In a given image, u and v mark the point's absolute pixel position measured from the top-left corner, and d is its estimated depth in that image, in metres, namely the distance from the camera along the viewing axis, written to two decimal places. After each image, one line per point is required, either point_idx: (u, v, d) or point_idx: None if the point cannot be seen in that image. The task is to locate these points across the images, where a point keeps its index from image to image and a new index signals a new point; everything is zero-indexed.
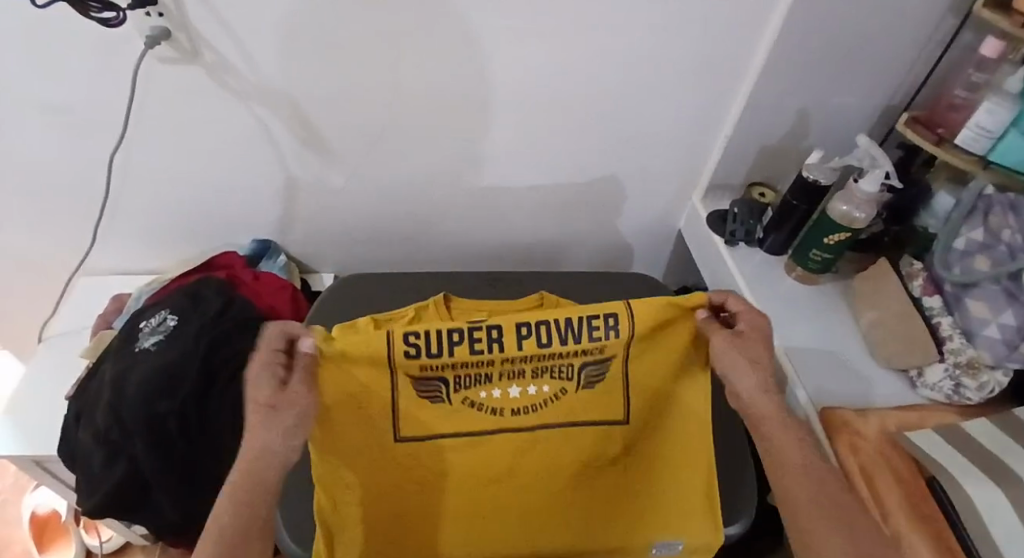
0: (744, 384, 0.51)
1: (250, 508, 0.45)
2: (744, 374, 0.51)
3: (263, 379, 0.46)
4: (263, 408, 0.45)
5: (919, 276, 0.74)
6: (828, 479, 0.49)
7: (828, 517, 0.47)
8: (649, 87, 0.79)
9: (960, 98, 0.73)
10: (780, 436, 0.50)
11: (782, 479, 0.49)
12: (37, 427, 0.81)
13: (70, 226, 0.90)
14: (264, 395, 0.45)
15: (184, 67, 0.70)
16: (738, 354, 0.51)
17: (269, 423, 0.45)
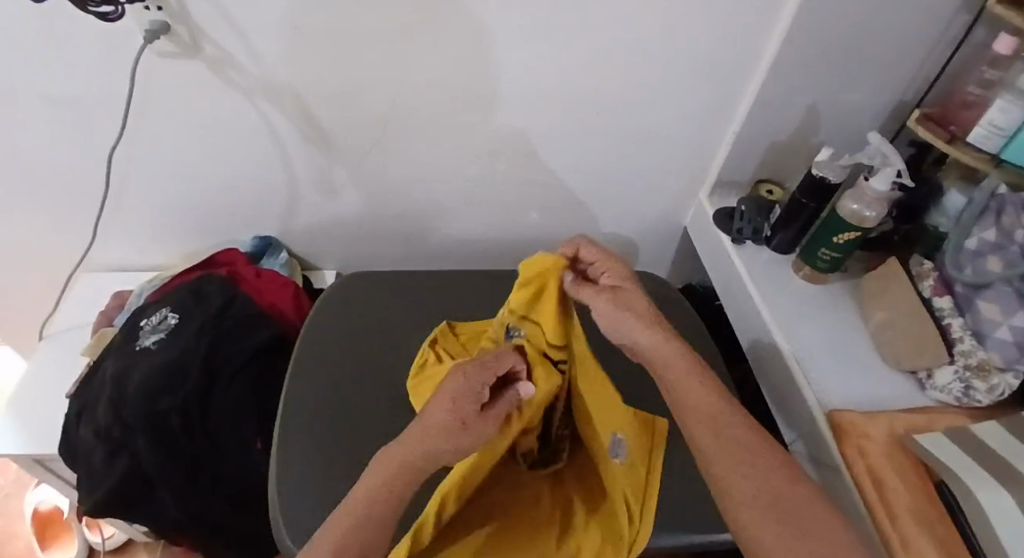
0: (640, 339, 0.55)
1: (377, 507, 0.46)
2: (634, 329, 0.55)
3: (469, 395, 0.46)
4: (455, 422, 0.45)
5: (930, 276, 0.73)
6: (722, 415, 0.51)
7: (744, 450, 0.49)
8: (656, 82, 0.77)
9: (973, 95, 0.72)
10: (682, 381, 0.53)
11: (693, 419, 0.52)
12: (39, 425, 0.81)
13: (70, 222, 0.89)
14: (465, 411, 0.46)
15: (185, 61, 0.69)
16: (626, 308, 0.57)
17: (452, 439, 0.45)
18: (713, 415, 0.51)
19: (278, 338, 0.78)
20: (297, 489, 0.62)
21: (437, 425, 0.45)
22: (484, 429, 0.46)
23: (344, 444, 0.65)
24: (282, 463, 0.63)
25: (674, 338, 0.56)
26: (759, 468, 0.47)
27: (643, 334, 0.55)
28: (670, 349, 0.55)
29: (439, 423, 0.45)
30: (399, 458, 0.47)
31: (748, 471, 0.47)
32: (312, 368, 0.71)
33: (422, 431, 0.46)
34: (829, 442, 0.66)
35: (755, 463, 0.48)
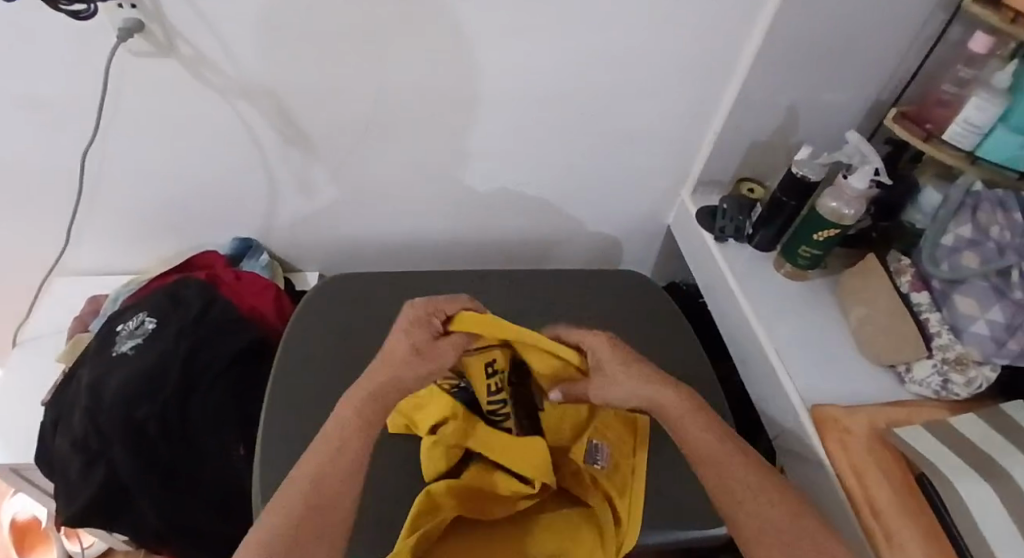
0: (634, 394, 0.55)
1: (348, 446, 0.48)
2: (630, 384, 0.55)
3: (422, 326, 0.55)
4: (412, 349, 0.54)
5: (907, 272, 0.73)
6: (725, 455, 0.51)
7: (748, 488, 0.49)
8: (638, 81, 0.78)
9: (948, 94, 0.74)
10: (687, 425, 0.53)
11: (697, 462, 0.52)
12: (11, 434, 0.79)
13: (44, 226, 0.87)
14: (418, 339, 0.54)
15: (160, 60, 0.67)
16: (615, 376, 0.56)
17: (415, 362, 0.53)
18: (715, 460, 0.51)
19: (260, 342, 0.77)
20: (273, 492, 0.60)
21: (398, 354, 0.54)
22: (438, 354, 0.54)
23: None
24: (263, 466, 0.62)
25: (672, 384, 0.56)
26: (767, 505, 0.48)
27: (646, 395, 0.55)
28: (668, 396, 0.55)
29: (400, 352, 0.54)
30: (368, 387, 0.52)
31: (754, 510, 0.48)
32: (292, 370, 0.71)
33: (385, 359, 0.54)
34: (811, 438, 0.66)
35: (764, 501, 0.48)
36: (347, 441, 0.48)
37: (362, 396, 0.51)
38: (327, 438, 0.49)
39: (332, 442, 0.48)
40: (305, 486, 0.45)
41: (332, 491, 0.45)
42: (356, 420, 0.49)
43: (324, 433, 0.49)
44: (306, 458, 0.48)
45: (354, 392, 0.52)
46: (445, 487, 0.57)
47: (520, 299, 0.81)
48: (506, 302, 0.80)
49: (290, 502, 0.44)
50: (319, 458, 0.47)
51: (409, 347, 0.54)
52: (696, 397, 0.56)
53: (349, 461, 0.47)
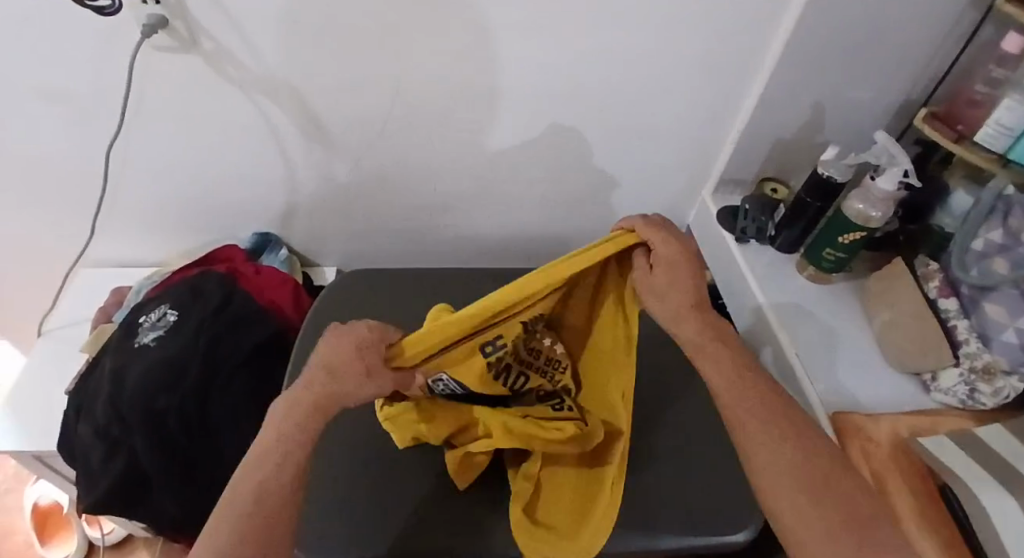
0: (670, 302, 0.51)
1: (293, 459, 0.43)
2: (672, 292, 0.51)
3: (371, 347, 0.47)
4: (361, 372, 0.46)
5: (935, 277, 0.71)
6: (744, 388, 0.48)
7: (766, 421, 0.46)
8: (661, 77, 0.76)
9: (980, 94, 0.71)
10: (712, 355, 0.50)
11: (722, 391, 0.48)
12: (35, 423, 0.80)
13: (69, 218, 0.88)
14: (369, 360, 0.46)
15: (183, 55, 0.68)
16: (660, 292, 0.52)
17: (363, 387, 0.45)
18: (730, 399, 0.48)
19: (279, 336, 0.77)
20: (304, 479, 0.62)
21: (346, 368, 0.45)
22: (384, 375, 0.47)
23: (345, 447, 0.66)
24: None
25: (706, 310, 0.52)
26: (779, 442, 0.44)
27: (679, 322, 0.52)
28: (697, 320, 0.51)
29: (346, 374, 0.45)
30: (310, 399, 0.45)
31: (765, 441, 0.44)
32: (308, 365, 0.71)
33: (326, 370, 0.46)
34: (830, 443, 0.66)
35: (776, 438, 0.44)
36: (282, 451, 0.43)
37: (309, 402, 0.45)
38: (265, 448, 0.44)
39: (277, 452, 0.43)
40: (245, 502, 0.41)
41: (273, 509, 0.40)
42: (292, 435, 0.44)
43: (258, 443, 0.44)
44: (244, 466, 0.43)
45: (287, 407, 0.45)
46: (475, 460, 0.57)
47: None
48: None
49: (220, 526, 0.39)
50: (256, 469, 0.42)
51: (358, 369, 0.45)
52: (725, 331, 0.53)
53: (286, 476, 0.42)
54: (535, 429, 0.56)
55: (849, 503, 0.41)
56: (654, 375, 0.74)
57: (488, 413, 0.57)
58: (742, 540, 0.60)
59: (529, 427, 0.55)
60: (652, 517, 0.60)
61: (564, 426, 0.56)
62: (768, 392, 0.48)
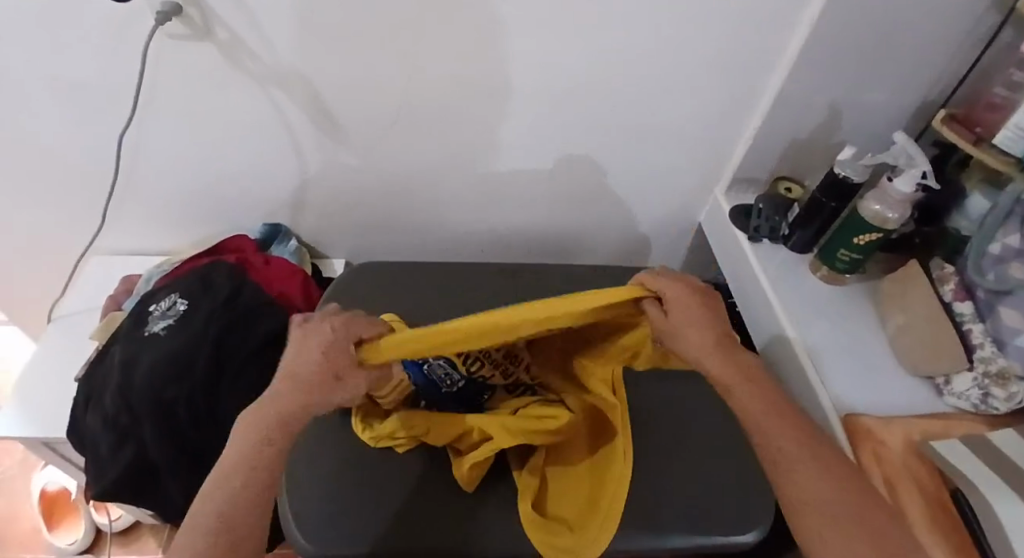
0: (688, 339, 0.50)
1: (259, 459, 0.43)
2: (687, 329, 0.50)
3: (336, 350, 0.46)
4: (330, 376, 0.45)
5: (951, 280, 0.71)
6: (777, 418, 0.48)
7: (800, 451, 0.45)
8: (674, 75, 0.75)
9: (999, 97, 0.70)
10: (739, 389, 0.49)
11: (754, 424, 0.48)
12: (45, 409, 0.80)
13: (80, 206, 0.88)
14: (334, 364, 0.45)
15: (195, 44, 0.67)
16: (677, 330, 0.50)
17: (334, 391, 0.45)
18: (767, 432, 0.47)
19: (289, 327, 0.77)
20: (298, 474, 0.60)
21: (308, 375, 0.45)
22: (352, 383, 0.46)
23: None
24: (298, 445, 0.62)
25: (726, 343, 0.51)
26: (817, 473, 0.44)
27: (703, 358, 0.50)
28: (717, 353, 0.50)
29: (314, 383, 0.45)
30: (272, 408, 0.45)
31: (800, 474, 0.44)
32: None
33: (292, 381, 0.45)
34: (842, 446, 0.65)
35: (816, 477, 0.44)
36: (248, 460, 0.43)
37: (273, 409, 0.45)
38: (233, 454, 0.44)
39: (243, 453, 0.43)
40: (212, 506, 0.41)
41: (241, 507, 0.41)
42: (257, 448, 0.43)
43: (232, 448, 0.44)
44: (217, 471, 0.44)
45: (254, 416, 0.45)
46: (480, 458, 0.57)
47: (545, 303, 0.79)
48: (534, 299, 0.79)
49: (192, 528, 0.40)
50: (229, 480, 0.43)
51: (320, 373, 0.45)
52: (748, 360, 0.52)
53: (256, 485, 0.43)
54: (534, 421, 0.56)
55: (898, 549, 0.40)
56: (663, 374, 0.73)
57: (487, 418, 0.57)
58: (751, 541, 0.60)
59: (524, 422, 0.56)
60: (661, 519, 0.60)
61: (558, 414, 0.57)
62: (805, 427, 0.48)
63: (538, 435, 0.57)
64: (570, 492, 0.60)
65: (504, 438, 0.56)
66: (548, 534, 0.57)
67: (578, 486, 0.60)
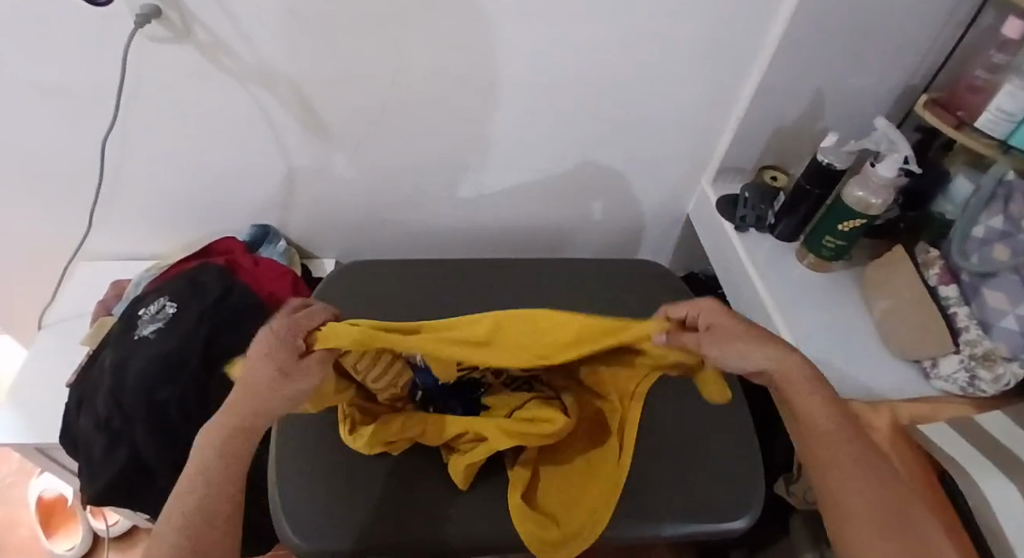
0: (751, 359, 0.49)
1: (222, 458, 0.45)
2: (749, 349, 0.49)
3: (280, 349, 0.46)
4: (274, 374, 0.45)
5: (937, 264, 0.71)
6: (836, 428, 0.49)
7: (853, 466, 0.48)
8: (657, 67, 0.76)
9: (980, 80, 0.70)
10: (801, 396, 0.50)
11: (812, 436, 0.49)
12: (38, 414, 0.80)
13: (68, 212, 0.88)
14: (282, 361, 0.45)
15: (178, 46, 0.67)
16: (733, 353, 0.48)
17: (278, 388, 0.45)
18: (819, 441, 0.49)
19: None
20: (291, 476, 0.59)
21: (257, 382, 0.45)
22: (305, 379, 0.46)
23: None
24: (287, 446, 0.61)
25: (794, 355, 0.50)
26: (865, 490, 0.47)
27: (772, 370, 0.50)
28: (789, 365, 0.50)
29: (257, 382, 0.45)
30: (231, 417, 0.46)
31: (851, 489, 0.47)
32: None
33: (242, 390, 0.46)
34: None
35: (864, 486, 0.47)
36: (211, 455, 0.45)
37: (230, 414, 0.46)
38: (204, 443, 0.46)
39: (212, 448, 0.46)
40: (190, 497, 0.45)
41: (215, 496, 0.45)
42: (220, 453, 0.45)
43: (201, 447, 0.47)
44: (190, 468, 0.46)
45: (215, 422, 0.47)
46: (474, 459, 0.56)
47: (528, 299, 0.79)
48: (520, 292, 0.80)
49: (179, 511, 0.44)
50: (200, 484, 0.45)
51: (270, 376, 0.45)
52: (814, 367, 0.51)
53: (230, 483, 0.46)
54: (529, 425, 0.55)
55: (912, 539, 0.45)
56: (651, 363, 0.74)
57: (482, 421, 0.57)
58: (741, 527, 0.61)
59: (519, 424, 0.55)
60: (654, 508, 0.60)
61: (554, 417, 0.55)
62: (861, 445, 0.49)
63: (530, 438, 0.55)
64: (562, 487, 0.60)
65: (501, 440, 0.55)
66: (537, 525, 0.57)
67: (570, 481, 0.60)
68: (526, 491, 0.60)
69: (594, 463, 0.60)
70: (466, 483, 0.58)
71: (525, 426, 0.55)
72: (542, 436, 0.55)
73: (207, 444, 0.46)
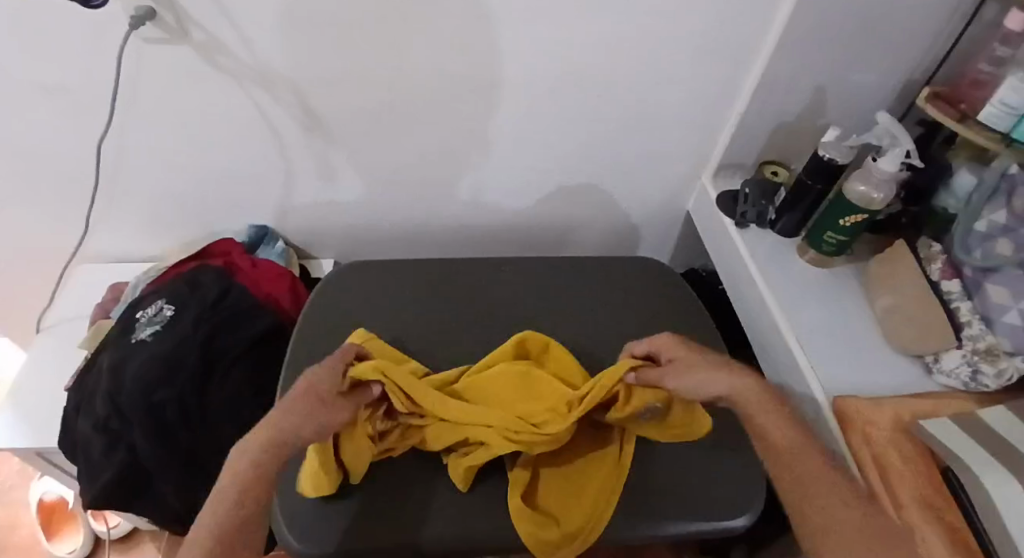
0: (712, 384, 0.57)
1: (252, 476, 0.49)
2: (709, 376, 0.58)
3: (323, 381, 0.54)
4: (315, 399, 0.52)
5: (938, 259, 0.71)
6: (797, 439, 0.54)
7: (815, 471, 0.52)
8: (657, 63, 0.75)
9: (985, 74, 0.70)
10: (761, 413, 0.56)
11: (776, 448, 0.54)
12: (38, 418, 0.80)
13: (65, 215, 0.88)
14: (322, 390, 0.53)
15: (174, 47, 0.66)
16: (689, 380, 0.58)
17: (313, 412, 0.52)
18: (784, 453, 0.54)
19: (279, 328, 0.78)
20: (291, 476, 0.59)
21: (300, 402, 0.52)
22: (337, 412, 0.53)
23: None
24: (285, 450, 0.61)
25: (751, 380, 0.58)
26: (826, 490, 0.51)
27: (732, 391, 0.57)
28: (744, 387, 0.57)
29: (300, 404, 0.52)
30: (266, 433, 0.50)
31: (814, 491, 0.51)
32: (305, 352, 0.71)
33: (283, 410, 0.52)
34: (833, 430, 0.66)
35: (828, 487, 0.51)
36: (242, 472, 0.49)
37: (266, 431, 0.50)
38: (236, 457, 0.50)
39: (247, 461, 0.49)
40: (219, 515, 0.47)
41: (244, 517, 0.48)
42: (251, 470, 0.49)
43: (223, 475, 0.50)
44: (219, 485, 0.49)
45: (248, 441, 0.50)
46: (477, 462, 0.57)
47: (527, 298, 0.79)
48: (520, 291, 0.79)
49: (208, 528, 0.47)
50: (219, 507, 0.48)
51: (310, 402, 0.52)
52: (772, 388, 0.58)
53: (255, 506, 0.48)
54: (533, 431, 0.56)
55: (884, 539, 0.48)
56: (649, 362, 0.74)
57: (486, 429, 0.57)
58: (743, 524, 0.60)
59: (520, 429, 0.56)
60: (655, 506, 0.60)
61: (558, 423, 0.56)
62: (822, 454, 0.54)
63: (531, 442, 0.56)
64: (561, 487, 0.59)
65: (503, 445, 0.56)
66: (536, 525, 0.56)
67: (568, 482, 0.60)
68: (526, 491, 0.59)
69: (594, 464, 0.61)
70: (466, 486, 0.58)
71: (527, 432, 0.56)
72: (546, 441, 0.56)
73: (242, 458, 0.49)
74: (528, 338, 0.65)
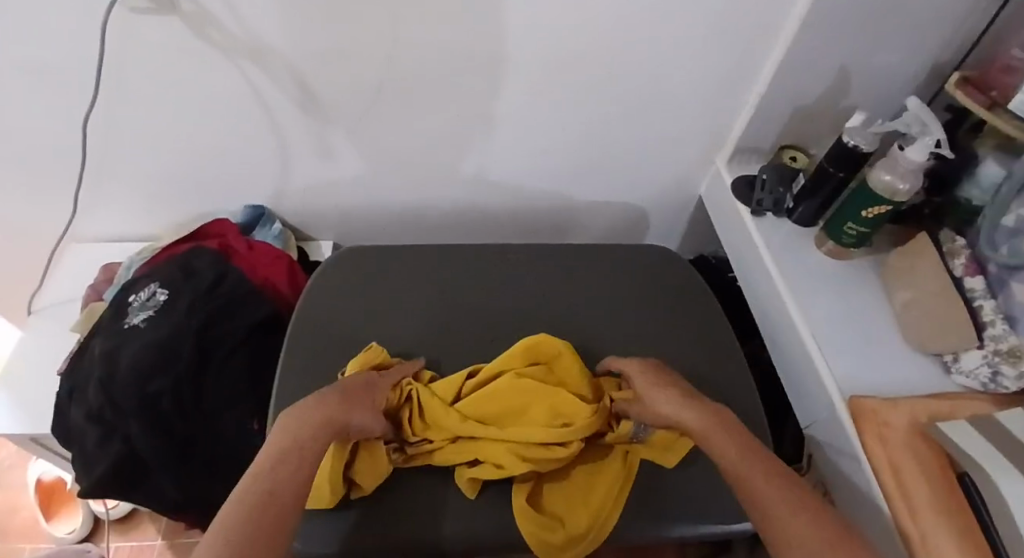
0: (660, 401, 0.57)
1: (310, 447, 0.47)
2: (657, 395, 0.57)
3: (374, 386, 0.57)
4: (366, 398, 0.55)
5: (962, 254, 0.68)
6: (744, 453, 0.50)
7: (762, 482, 0.47)
8: (673, 43, 0.71)
9: (1018, 60, 0.66)
10: (709, 431, 0.53)
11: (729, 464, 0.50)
12: (31, 403, 0.79)
13: (53, 194, 0.84)
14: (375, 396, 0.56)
15: (161, 18, 0.62)
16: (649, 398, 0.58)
17: (363, 406, 0.54)
18: (735, 469, 0.49)
19: (275, 315, 0.76)
20: None
21: (357, 394, 0.55)
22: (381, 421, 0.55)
23: None
24: None
25: (697, 402, 0.56)
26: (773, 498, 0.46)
27: (678, 410, 0.55)
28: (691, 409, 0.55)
29: (355, 395, 0.54)
30: (320, 410, 0.51)
31: (763, 502, 0.46)
32: (305, 339, 0.69)
33: (340, 393, 0.53)
34: (847, 430, 0.64)
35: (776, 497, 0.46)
36: (298, 441, 0.47)
37: (319, 407, 0.51)
38: (289, 429, 0.49)
39: (303, 431, 0.48)
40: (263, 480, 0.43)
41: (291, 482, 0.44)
42: (307, 440, 0.48)
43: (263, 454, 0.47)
44: (264, 454, 0.46)
45: (301, 411, 0.50)
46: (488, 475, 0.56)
47: (533, 287, 0.76)
48: (525, 279, 0.77)
49: (249, 489, 0.42)
50: (262, 479, 0.43)
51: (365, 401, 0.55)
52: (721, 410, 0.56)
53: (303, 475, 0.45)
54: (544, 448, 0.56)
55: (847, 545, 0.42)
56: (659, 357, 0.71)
57: (496, 443, 0.56)
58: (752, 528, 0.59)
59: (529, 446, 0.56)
60: (662, 509, 0.59)
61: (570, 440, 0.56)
62: (778, 470, 0.49)
63: (539, 457, 0.56)
64: (567, 490, 0.59)
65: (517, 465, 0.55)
66: (541, 527, 0.55)
67: (573, 483, 0.59)
68: (532, 493, 0.58)
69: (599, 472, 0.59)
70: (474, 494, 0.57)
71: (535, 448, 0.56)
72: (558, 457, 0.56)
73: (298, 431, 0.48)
74: (540, 342, 0.62)
